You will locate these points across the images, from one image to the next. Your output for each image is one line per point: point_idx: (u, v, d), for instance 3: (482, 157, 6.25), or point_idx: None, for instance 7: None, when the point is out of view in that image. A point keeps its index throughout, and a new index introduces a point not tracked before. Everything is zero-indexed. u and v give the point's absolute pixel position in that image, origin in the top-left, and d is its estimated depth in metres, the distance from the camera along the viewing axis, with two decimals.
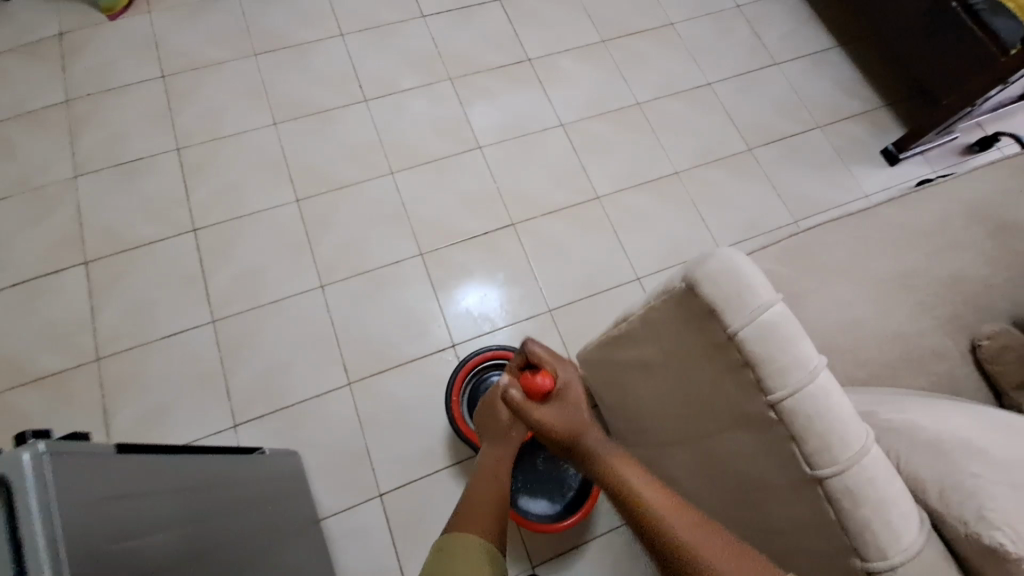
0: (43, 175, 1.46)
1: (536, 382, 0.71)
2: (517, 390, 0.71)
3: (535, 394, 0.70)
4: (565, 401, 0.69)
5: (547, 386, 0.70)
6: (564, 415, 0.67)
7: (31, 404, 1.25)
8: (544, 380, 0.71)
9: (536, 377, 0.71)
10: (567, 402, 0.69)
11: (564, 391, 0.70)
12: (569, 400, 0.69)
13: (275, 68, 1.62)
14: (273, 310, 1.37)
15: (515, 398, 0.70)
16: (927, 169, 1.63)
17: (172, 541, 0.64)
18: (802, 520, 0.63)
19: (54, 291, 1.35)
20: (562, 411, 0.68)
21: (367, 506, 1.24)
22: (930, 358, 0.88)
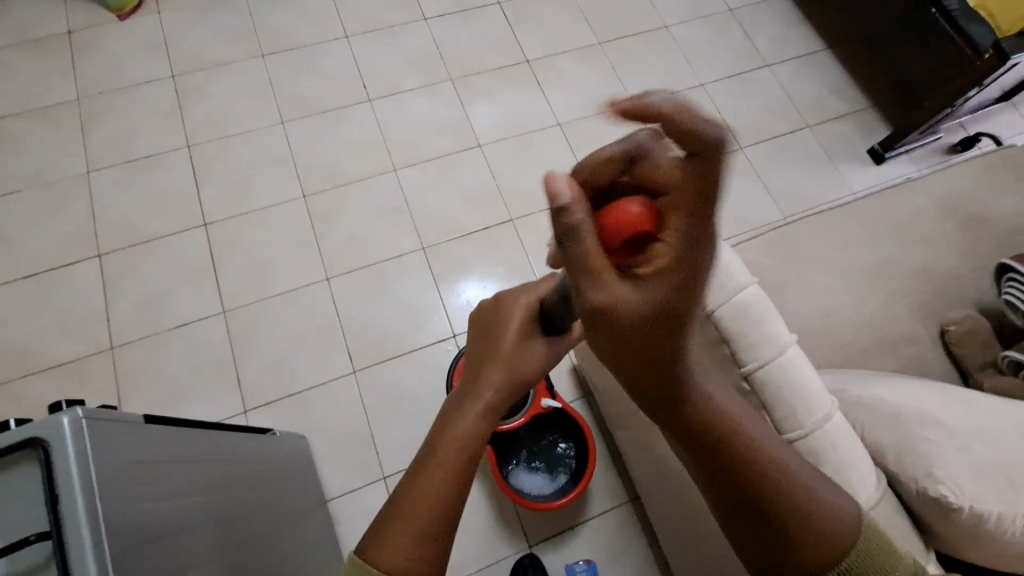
0: (58, 170, 1.51)
1: (626, 222, 0.34)
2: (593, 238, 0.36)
3: (618, 248, 0.35)
4: (675, 286, 0.35)
5: (649, 234, 0.34)
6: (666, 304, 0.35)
7: (48, 389, 1.30)
8: (645, 224, 0.34)
9: (629, 210, 0.34)
10: (686, 282, 0.34)
11: (679, 262, 0.34)
12: (691, 279, 0.34)
13: (282, 68, 1.67)
14: (280, 302, 1.43)
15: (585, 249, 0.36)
16: (911, 168, 1.69)
17: (188, 510, 0.67)
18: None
19: (69, 282, 1.41)
20: (665, 300, 0.35)
21: (372, 488, 1.29)
22: (902, 343, 0.93)
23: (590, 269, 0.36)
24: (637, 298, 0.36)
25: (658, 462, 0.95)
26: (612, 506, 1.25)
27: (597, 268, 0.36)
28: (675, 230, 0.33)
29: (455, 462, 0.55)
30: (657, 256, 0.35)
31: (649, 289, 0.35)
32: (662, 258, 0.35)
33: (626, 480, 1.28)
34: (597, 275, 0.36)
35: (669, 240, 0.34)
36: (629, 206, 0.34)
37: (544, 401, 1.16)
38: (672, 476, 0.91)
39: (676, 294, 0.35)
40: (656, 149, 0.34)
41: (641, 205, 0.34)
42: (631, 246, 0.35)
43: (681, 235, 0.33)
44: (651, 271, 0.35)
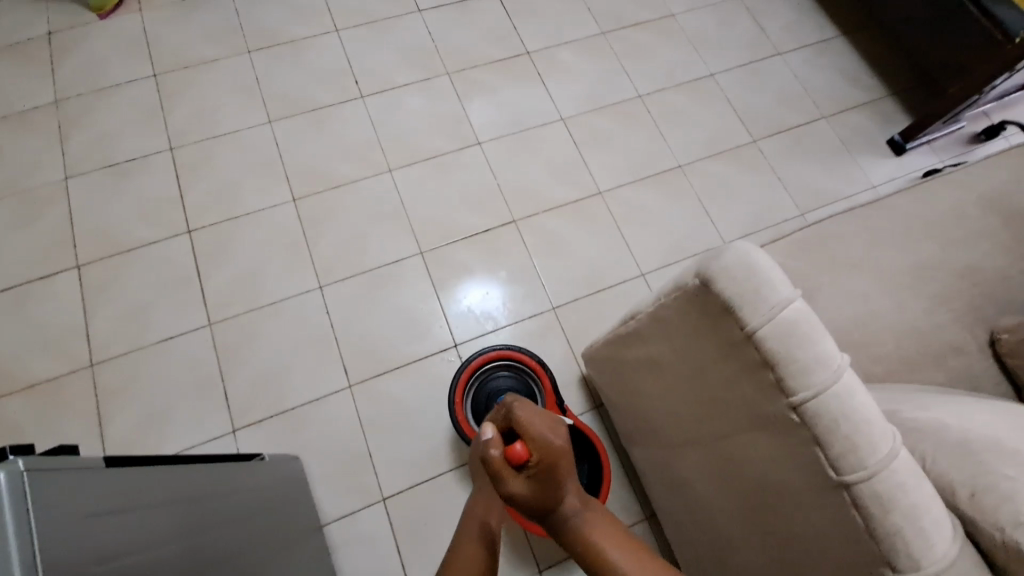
0: (34, 177, 1.43)
1: (513, 449, 0.57)
2: (498, 453, 0.57)
3: (513, 463, 0.57)
4: (548, 482, 0.57)
5: (527, 456, 0.57)
6: (543, 493, 0.58)
7: (24, 411, 1.22)
8: (524, 450, 0.57)
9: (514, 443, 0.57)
10: (550, 476, 0.57)
11: (546, 469, 0.57)
12: (555, 477, 0.58)
13: (269, 65, 1.59)
14: (271, 313, 1.35)
15: (495, 461, 0.57)
16: (933, 159, 1.60)
17: (161, 562, 0.60)
18: (826, 521, 0.60)
19: (46, 295, 1.33)
20: (542, 491, 0.57)
21: (371, 510, 1.22)
22: (948, 352, 0.85)
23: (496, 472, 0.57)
24: (527, 490, 0.57)
25: (682, 487, 0.87)
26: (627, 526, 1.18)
27: (500, 474, 0.57)
28: (542, 450, 0.57)
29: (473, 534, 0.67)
30: (536, 465, 0.57)
31: (533, 482, 0.57)
32: (538, 467, 0.57)
33: (642, 497, 1.21)
34: (501, 474, 0.57)
35: (540, 456, 0.57)
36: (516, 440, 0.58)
37: None
38: (698, 502, 0.84)
39: (549, 487, 0.58)
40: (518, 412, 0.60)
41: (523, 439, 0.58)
42: (519, 461, 0.57)
43: (544, 451, 0.57)
44: (534, 474, 0.57)
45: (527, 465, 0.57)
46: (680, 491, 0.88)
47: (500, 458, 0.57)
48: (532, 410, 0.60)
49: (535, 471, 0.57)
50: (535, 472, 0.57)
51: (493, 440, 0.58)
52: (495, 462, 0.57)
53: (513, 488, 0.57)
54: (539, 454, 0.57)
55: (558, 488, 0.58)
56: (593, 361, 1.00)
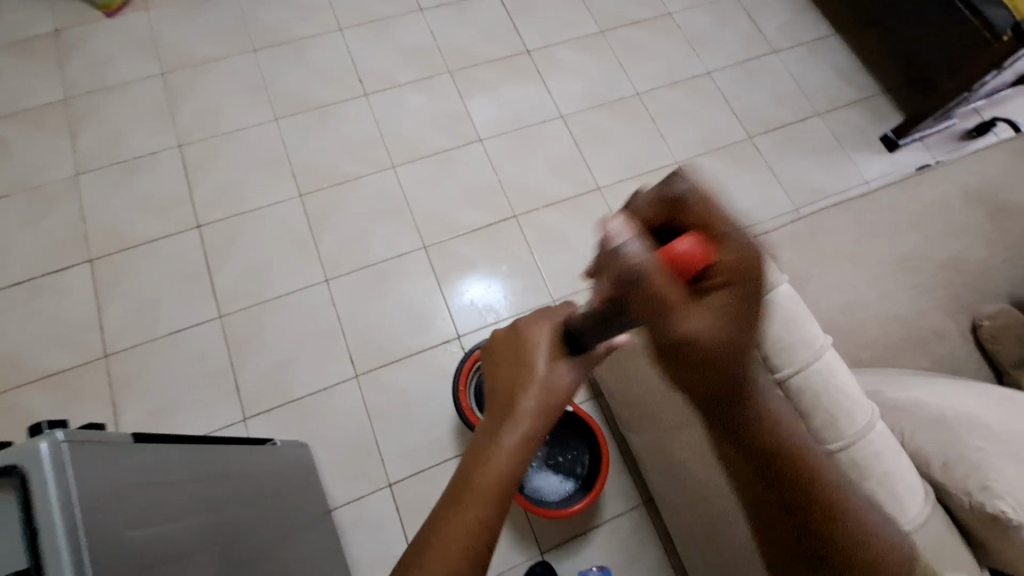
0: (46, 173, 1.46)
1: (682, 249, 0.37)
2: (659, 269, 0.37)
3: (683, 275, 0.37)
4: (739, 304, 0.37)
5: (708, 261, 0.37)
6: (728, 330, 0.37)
7: (40, 400, 1.26)
8: (705, 250, 0.37)
9: (679, 242, 0.37)
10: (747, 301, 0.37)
11: (740, 285, 0.37)
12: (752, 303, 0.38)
13: (274, 64, 1.62)
14: (279, 305, 1.38)
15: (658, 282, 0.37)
16: (926, 155, 1.64)
17: (185, 532, 0.63)
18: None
19: (59, 289, 1.36)
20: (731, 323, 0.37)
21: (378, 495, 1.26)
22: (932, 339, 0.89)
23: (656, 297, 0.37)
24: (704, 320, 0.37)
25: (675, 469, 0.91)
26: (626, 509, 1.21)
27: (664, 295, 0.37)
28: (732, 253, 0.38)
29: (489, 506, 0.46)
30: (720, 274, 0.37)
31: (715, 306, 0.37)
32: (727, 281, 0.37)
33: (639, 482, 1.24)
34: (668, 303, 0.37)
35: (731, 261, 0.37)
36: (686, 239, 0.38)
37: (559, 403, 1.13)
38: (691, 481, 0.88)
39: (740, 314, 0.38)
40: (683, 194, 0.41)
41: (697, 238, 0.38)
42: (692, 274, 0.37)
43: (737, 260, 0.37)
44: (715, 292, 0.37)
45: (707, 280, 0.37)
46: (673, 473, 0.93)
47: (669, 274, 0.37)
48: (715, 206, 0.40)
49: (719, 290, 0.37)
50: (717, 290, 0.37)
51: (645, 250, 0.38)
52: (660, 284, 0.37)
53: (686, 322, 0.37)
54: (729, 261, 0.38)
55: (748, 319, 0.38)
56: None
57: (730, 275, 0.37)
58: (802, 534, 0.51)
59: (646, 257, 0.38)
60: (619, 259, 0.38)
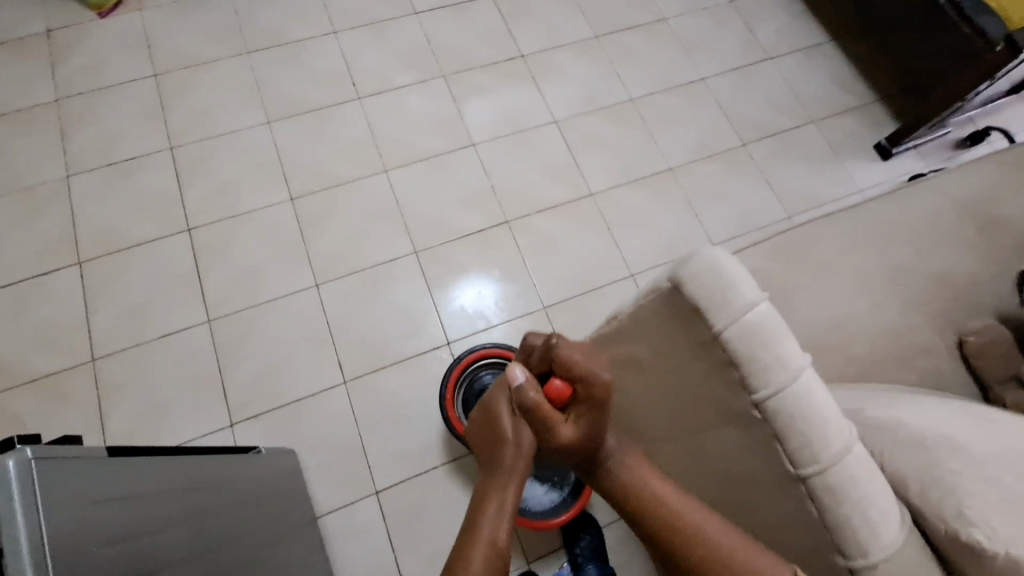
0: (36, 175, 1.46)
1: (555, 387, 0.65)
2: (538, 395, 0.65)
3: (556, 401, 0.66)
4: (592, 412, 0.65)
5: (571, 391, 0.65)
6: (586, 431, 0.65)
7: (26, 404, 1.25)
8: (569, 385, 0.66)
9: (556, 382, 0.66)
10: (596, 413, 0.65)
11: (591, 405, 0.64)
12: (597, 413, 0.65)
13: (267, 66, 1.62)
14: (268, 310, 1.38)
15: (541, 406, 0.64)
16: (920, 164, 1.63)
17: (162, 545, 0.63)
18: (785, 501, 0.64)
19: (48, 291, 1.35)
20: (586, 426, 0.65)
21: (365, 502, 1.25)
22: (918, 353, 0.88)
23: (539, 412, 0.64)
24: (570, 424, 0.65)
25: None
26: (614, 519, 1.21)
27: (543, 410, 0.64)
28: (583, 383, 0.65)
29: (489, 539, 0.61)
30: (581, 401, 0.65)
31: (578, 419, 0.65)
32: (585, 403, 0.65)
33: None
34: (549, 419, 0.64)
35: (587, 392, 0.64)
36: (558, 379, 0.66)
37: None
38: None
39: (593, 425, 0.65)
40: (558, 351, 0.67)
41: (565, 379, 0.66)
42: (563, 401, 0.66)
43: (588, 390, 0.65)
44: (577, 408, 0.65)
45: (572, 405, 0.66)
46: None
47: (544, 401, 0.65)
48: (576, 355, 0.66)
49: (579, 407, 0.65)
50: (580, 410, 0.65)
51: (530, 385, 0.65)
52: (541, 406, 0.64)
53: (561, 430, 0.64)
54: (584, 392, 0.65)
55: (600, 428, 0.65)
56: None
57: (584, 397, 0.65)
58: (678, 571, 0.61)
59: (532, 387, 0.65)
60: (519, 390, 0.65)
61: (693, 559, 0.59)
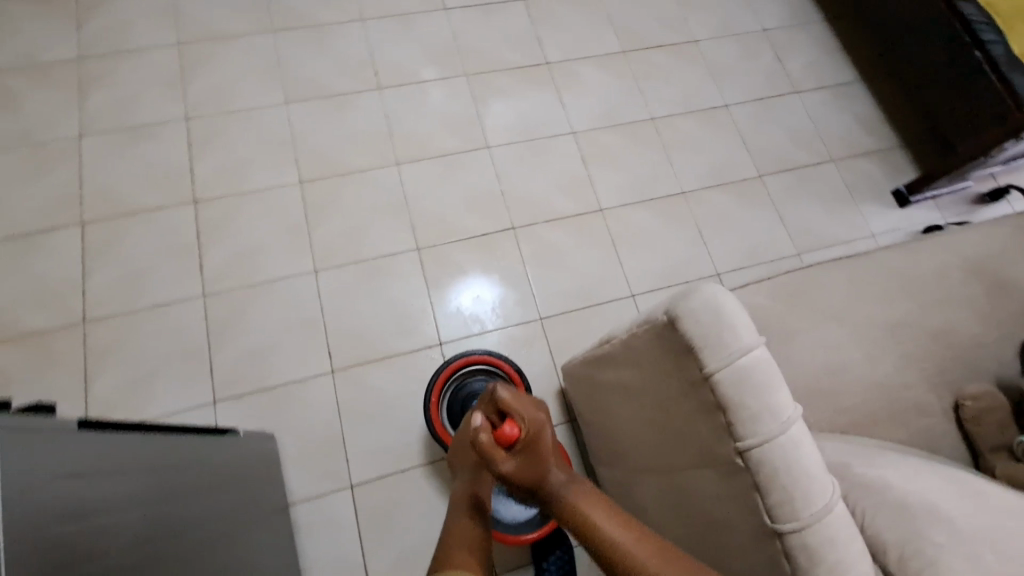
0: (49, 131, 1.45)
1: (503, 431, 0.64)
2: (487, 437, 0.64)
3: (502, 442, 0.64)
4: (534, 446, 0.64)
5: (515, 434, 0.64)
6: (529, 470, 0.64)
7: (13, 359, 1.25)
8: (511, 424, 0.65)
9: (504, 426, 0.64)
10: (535, 454, 0.64)
11: (532, 446, 0.64)
12: (540, 453, 0.65)
13: (291, 47, 1.61)
14: (265, 291, 1.37)
15: (486, 447, 0.64)
16: (936, 215, 1.61)
17: (120, 528, 0.61)
18: (758, 555, 0.62)
19: (47, 249, 1.35)
20: (530, 465, 0.64)
21: (339, 495, 1.24)
22: (912, 412, 0.87)
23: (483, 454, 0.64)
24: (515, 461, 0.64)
25: (637, 512, 0.90)
26: None
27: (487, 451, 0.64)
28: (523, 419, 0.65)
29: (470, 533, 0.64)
30: (523, 443, 0.64)
31: (519, 459, 0.64)
32: (526, 443, 0.64)
33: None
34: (493, 459, 0.64)
35: (528, 433, 0.64)
36: (506, 422, 0.64)
37: None
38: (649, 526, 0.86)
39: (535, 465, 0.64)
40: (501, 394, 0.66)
41: (511, 421, 0.64)
42: (508, 442, 0.64)
43: (530, 430, 0.64)
44: (520, 451, 0.64)
45: (515, 445, 0.64)
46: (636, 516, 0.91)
47: (489, 441, 0.64)
48: (513, 395, 0.66)
49: (525, 446, 0.64)
50: (523, 452, 0.64)
51: (482, 426, 0.65)
52: (485, 446, 0.64)
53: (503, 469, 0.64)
54: (526, 432, 0.64)
55: (541, 467, 0.65)
56: (571, 375, 1.05)
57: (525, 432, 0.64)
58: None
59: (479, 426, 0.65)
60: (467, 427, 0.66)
61: None
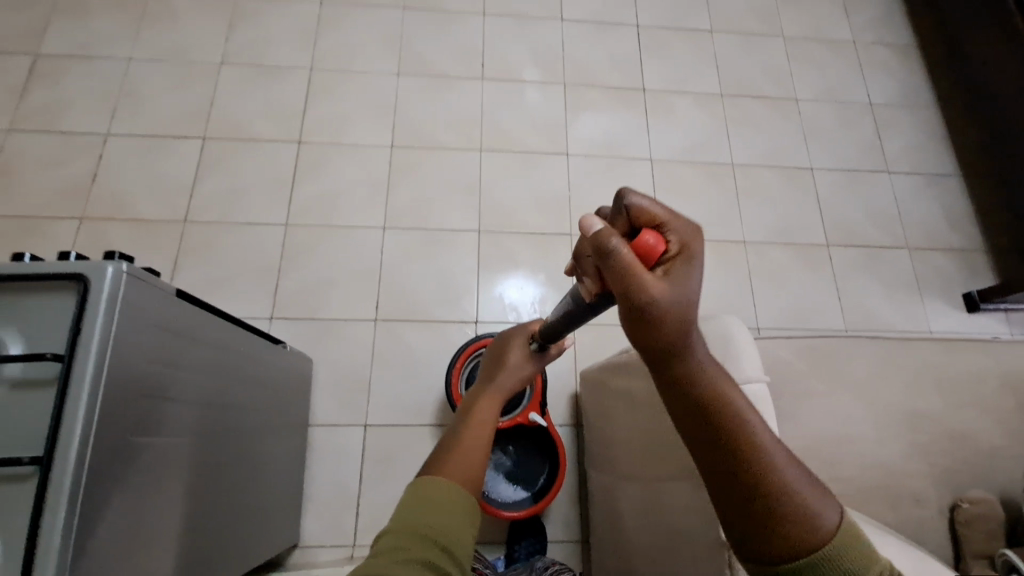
0: (198, 53, 1.66)
1: (645, 242, 0.49)
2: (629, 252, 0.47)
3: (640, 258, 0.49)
4: (693, 279, 0.48)
5: (660, 251, 0.49)
6: (676, 304, 0.47)
7: (121, 237, 1.45)
8: (661, 240, 0.50)
9: (647, 238, 0.49)
10: (687, 284, 0.48)
11: (683, 268, 0.48)
12: (691, 285, 0.48)
13: (416, 25, 1.76)
14: (336, 233, 1.51)
15: (625, 261, 0.47)
16: (1004, 328, 1.54)
17: (182, 383, 0.74)
18: (704, 566, 0.70)
19: (171, 152, 1.55)
20: (678, 297, 0.48)
21: (352, 430, 1.36)
22: (907, 501, 0.87)
23: (624, 276, 0.47)
24: (668, 291, 0.47)
25: (614, 513, 0.98)
26: (562, 538, 1.25)
27: (635, 270, 0.46)
28: (680, 239, 0.50)
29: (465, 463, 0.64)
30: (669, 265, 0.49)
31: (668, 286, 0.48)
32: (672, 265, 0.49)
33: (582, 518, 1.27)
34: (635, 279, 0.47)
35: (679, 251, 0.50)
36: (648, 235, 0.49)
37: (531, 415, 1.15)
38: (622, 532, 0.94)
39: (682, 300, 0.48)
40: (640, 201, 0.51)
41: (655, 234, 0.49)
42: (649, 259, 0.49)
43: (682, 250, 0.50)
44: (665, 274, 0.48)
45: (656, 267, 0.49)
46: (612, 516, 0.99)
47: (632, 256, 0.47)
48: (656, 204, 0.51)
49: (674, 271, 0.49)
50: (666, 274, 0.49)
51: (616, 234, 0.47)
52: (628, 260, 0.47)
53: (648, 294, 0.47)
54: (675, 252, 0.50)
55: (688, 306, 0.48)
56: (588, 380, 1.12)
57: (683, 258, 0.49)
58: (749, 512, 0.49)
59: (618, 238, 0.48)
60: (597, 236, 0.47)
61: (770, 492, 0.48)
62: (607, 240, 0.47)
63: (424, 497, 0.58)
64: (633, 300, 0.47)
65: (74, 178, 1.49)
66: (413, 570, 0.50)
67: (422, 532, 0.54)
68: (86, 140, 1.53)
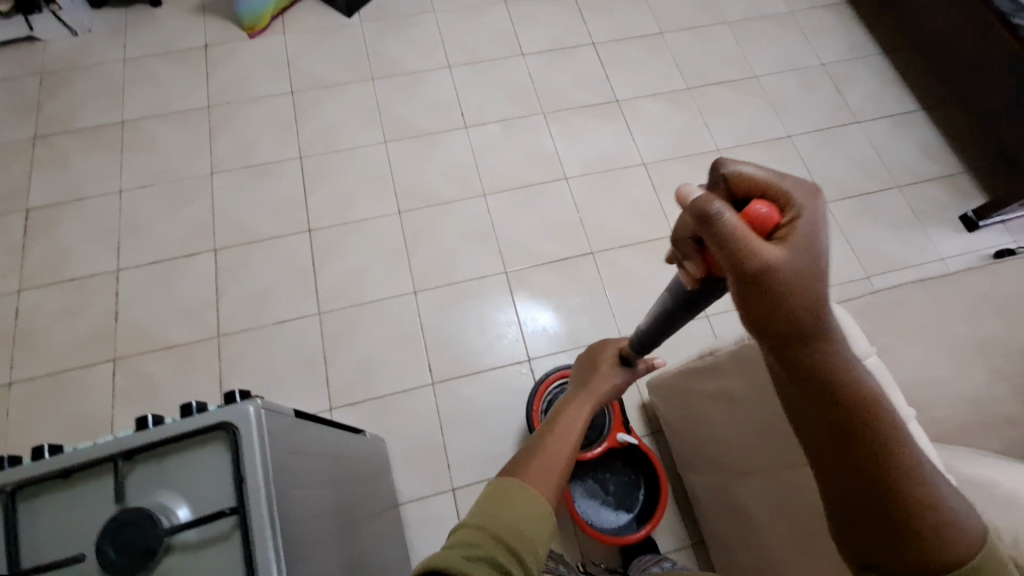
0: (185, 169, 1.67)
1: (757, 210, 0.52)
2: (738, 219, 0.49)
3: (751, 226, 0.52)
4: (809, 246, 0.50)
5: (772, 217, 0.52)
6: (792, 272, 0.50)
7: (159, 368, 1.42)
8: (772, 208, 0.53)
9: (759, 207, 0.52)
10: (803, 253, 0.50)
11: (798, 236, 0.51)
12: (807, 254, 0.50)
13: (389, 92, 1.81)
14: (371, 310, 1.52)
15: (739, 232, 0.49)
16: (1006, 239, 1.65)
17: (317, 498, 0.74)
18: None
19: (185, 271, 1.54)
20: (793, 265, 0.50)
21: (441, 497, 1.35)
22: (1005, 425, 0.92)
23: (734, 243, 0.49)
24: (784, 259, 0.49)
25: (734, 510, 1.01)
26: (675, 548, 1.26)
27: (745, 239, 0.49)
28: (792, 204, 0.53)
29: (546, 464, 0.64)
30: (784, 232, 0.51)
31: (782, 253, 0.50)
32: (787, 232, 0.51)
33: (690, 523, 1.28)
34: (751, 250, 0.49)
35: (793, 219, 0.52)
36: (758, 204, 0.52)
37: (619, 435, 1.17)
38: (749, 525, 0.97)
39: (799, 270, 0.50)
40: (748, 172, 0.55)
41: (767, 203, 0.53)
42: (763, 227, 0.52)
43: (797, 217, 0.52)
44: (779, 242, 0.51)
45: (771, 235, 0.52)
46: (732, 513, 1.02)
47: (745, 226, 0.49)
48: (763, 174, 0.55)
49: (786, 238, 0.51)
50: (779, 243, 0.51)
51: (727, 206, 0.49)
52: (740, 229, 0.49)
53: (763, 263, 0.49)
54: (790, 220, 0.52)
55: (804, 276, 0.50)
56: (661, 389, 1.16)
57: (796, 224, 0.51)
58: (873, 498, 0.53)
59: (723, 203, 0.49)
60: (698, 201, 0.50)
61: (894, 484, 0.52)
62: (710, 203, 0.49)
63: (499, 496, 0.58)
64: (745, 266, 0.49)
65: (98, 322, 1.47)
66: (479, 567, 0.50)
67: (492, 530, 0.54)
68: (99, 281, 1.52)
